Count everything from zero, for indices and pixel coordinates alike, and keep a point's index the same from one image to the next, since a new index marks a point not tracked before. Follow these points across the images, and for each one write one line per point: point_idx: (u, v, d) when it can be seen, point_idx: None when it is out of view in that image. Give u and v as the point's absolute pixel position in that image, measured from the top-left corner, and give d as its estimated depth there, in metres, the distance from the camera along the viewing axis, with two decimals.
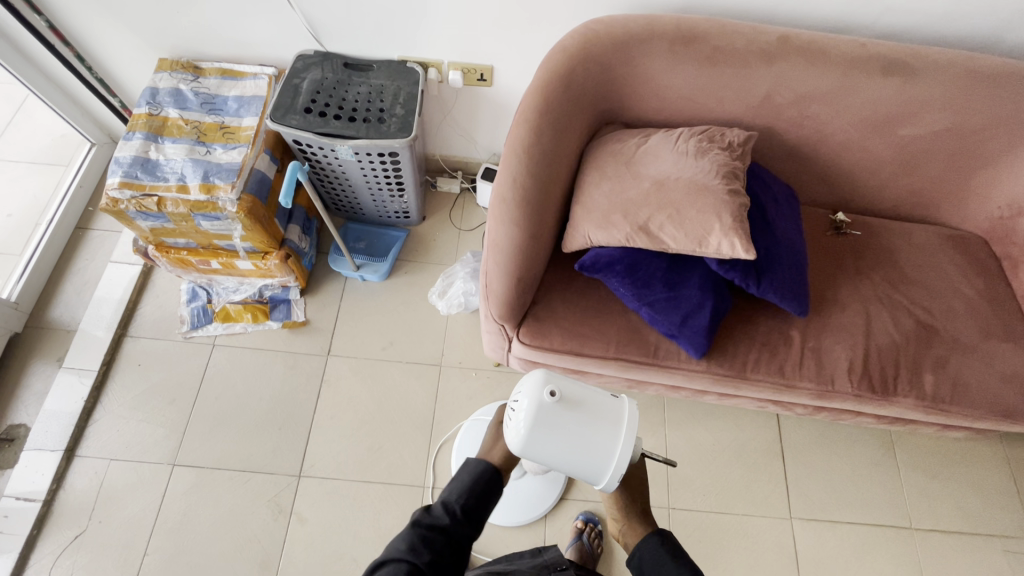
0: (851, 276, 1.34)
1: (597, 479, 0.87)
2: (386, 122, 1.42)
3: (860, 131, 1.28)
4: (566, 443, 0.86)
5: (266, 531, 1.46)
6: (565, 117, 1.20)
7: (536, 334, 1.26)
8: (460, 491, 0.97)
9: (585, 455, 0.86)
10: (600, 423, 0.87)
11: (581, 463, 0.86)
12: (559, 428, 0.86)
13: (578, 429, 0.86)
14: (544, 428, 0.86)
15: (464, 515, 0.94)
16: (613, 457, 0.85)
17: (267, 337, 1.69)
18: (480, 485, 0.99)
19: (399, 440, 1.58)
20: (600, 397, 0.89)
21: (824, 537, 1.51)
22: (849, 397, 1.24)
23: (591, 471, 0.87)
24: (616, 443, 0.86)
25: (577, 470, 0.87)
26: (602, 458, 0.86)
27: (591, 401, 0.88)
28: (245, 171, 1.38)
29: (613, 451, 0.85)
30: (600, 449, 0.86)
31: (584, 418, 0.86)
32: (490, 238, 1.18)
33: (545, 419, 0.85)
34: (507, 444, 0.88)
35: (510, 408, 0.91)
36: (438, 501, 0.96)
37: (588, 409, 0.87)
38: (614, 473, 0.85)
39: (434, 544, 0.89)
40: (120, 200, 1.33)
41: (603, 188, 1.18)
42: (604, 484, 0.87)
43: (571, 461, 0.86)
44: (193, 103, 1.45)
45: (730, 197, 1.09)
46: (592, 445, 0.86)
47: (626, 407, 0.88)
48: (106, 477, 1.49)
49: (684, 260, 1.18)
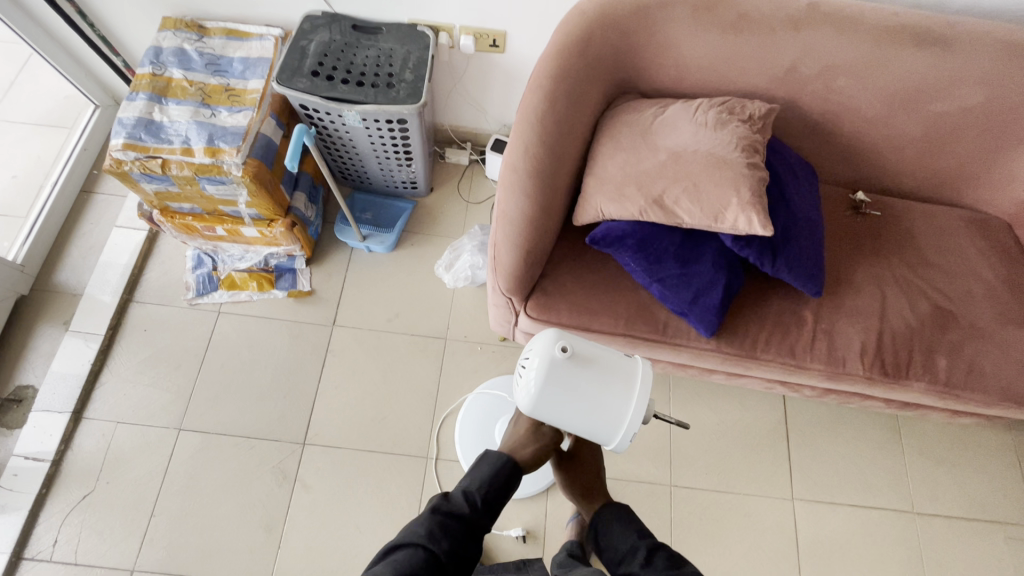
0: (868, 257, 1.31)
1: (607, 438, 0.86)
2: (395, 87, 1.38)
3: (888, 106, 1.23)
4: (577, 401, 0.85)
5: (270, 496, 1.48)
6: (580, 85, 1.16)
7: (544, 308, 1.24)
8: (480, 481, 1.06)
9: (597, 414, 0.85)
10: (613, 382, 0.85)
11: (593, 423, 0.86)
12: (571, 387, 0.84)
13: (590, 387, 0.84)
14: (557, 387, 0.84)
15: (482, 505, 1.03)
16: (624, 417, 0.84)
17: (272, 306, 1.68)
18: (500, 478, 1.07)
19: (403, 412, 1.59)
20: (613, 356, 0.87)
21: (825, 518, 1.51)
22: (859, 379, 1.22)
23: (603, 430, 0.86)
24: (629, 402, 0.85)
25: (588, 428, 0.86)
26: (613, 416, 0.85)
27: (604, 359, 0.86)
28: (250, 135, 1.34)
29: (626, 410, 0.84)
30: (612, 407, 0.85)
31: (597, 377, 0.85)
32: (499, 209, 1.15)
33: (556, 377, 0.84)
34: (518, 403, 0.87)
35: (521, 366, 0.89)
36: (458, 491, 1.04)
37: (601, 368, 0.85)
38: (626, 434, 0.85)
39: (452, 532, 0.97)
40: (124, 162, 1.30)
41: (617, 159, 1.14)
42: (614, 444, 0.86)
43: (582, 419, 0.86)
44: (198, 64, 1.42)
45: (749, 170, 1.06)
46: (605, 404, 0.85)
47: (639, 366, 0.87)
48: (113, 439, 1.51)
49: (697, 236, 1.15)
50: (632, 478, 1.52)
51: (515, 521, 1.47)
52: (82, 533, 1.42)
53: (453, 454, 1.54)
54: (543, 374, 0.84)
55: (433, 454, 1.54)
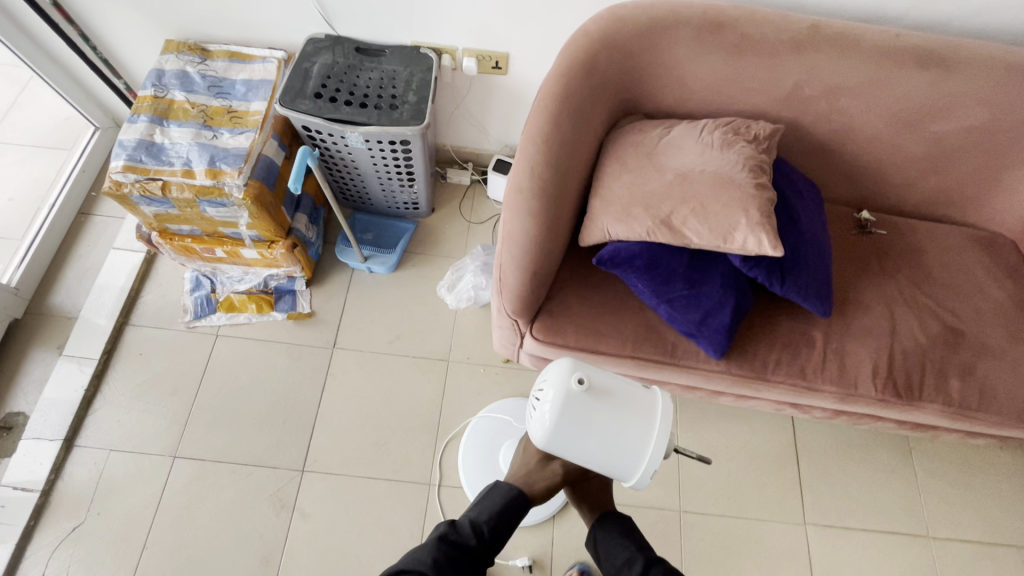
0: (876, 276, 1.30)
1: (625, 474, 0.84)
2: (398, 109, 1.38)
3: (891, 126, 1.24)
4: (594, 435, 0.82)
5: (267, 526, 1.43)
6: (585, 106, 1.16)
7: (550, 329, 1.22)
8: (489, 513, 1.03)
9: (615, 449, 0.82)
10: (632, 416, 0.82)
11: (611, 458, 0.83)
12: (588, 420, 0.82)
13: (608, 420, 0.82)
14: (573, 418, 0.82)
15: (489, 536, 1.01)
16: (645, 452, 0.82)
17: (272, 328, 1.65)
18: (509, 512, 1.04)
19: (405, 436, 1.55)
20: (631, 388, 0.85)
21: (839, 544, 1.47)
22: (872, 401, 1.20)
23: (621, 466, 0.83)
24: (648, 437, 0.82)
25: (605, 464, 0.84)
26: (631, 452, 0.82)
27: (622, 391, 0.84)
28: (253, 157, 1.33)
29: (645, 446, 0.82)
30: (631, 443, 0.82)
31: (616, 409, 0.82)
32: (505, 229, 1.14)
33: (573, 410, 0.81)
34: (531, 435, 0.85)
35: (535, 397, 0.87)
36: (467, 521, 1.02)
37: (619, 400, 0.83)
38: (644, 471, 0.82)
39: (456, 562, 0.97)
40: (123, 184, 1.29)
41: (624, 180, 1.13)
42: (632, 480, 0.83)
43: (599, 454, 0.83)
44: (200, 86, 1.41)
45: (757, 191, 1.05)
46: (623, 438, 0.82)
47: (659, 400, 0.85)
48: (106, 468, 1.46)
49: (706, 256, 1.14)
50: (640, 503, 1.48)
51: (520, 550, 1.43)
52: (71, 567, 1.36)
53: (456, 480, 1.50)
54: (559, 405, 0.81)
55: (436, 480, 1.50)
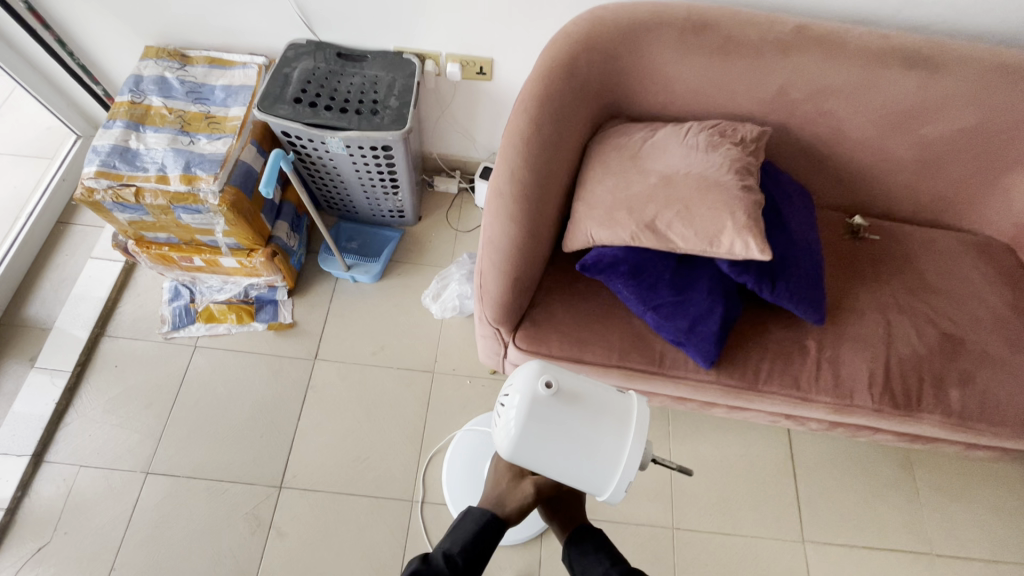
0: (870, 283, 1.26)
1: (596, 485, 0.79)
2: (379, 114, 1.35)
3: (881, 128, 1.21)
4: (562, 442, 0.77)
5: (241, 546, 1.37)
6: (567, 108, 1.13)
7: (534, 338, 1.17)
8: (461, 542, 0.98)
9: (586, 460, 0.78)
10: (602, 422, 0.78)
11: (582, 469, 0.78)
12: (555, 426, 0.77)
13: (577, 426, 0.77)
14: (540, 428, 0.77)
15: (464, 565, 0.94)
16: (618, 463, 0.77)
17: (252, 339, 1.61)
18: (482, 536, 0.99)
19: (387, 451, 1.50)
20: (603, 393, 0.80)
21: (839, 563, 1.41)
22: (869, 412, 1.15)
23: (591, 477, 0.78)
24: (620, 445, 0.78)
25: (575, 474, 0.79)
26: (602, 461, 0.77)
27: (594, 396, 0.79)
28: (229, 162, 1.30)
29: (617, 454, 0.77)
30: (602, 450, 0.77)
31: (587, 416, 0.78)
32: (485, 235, 1.10)
33: (539, 416, 0.77)
34: (496, 444, 0.80)
35: (501, 403, 0.82)
36: (437, 553, 0.96)
37: (589, 405, 0.78)
38: (616, 481, 0.77)
39: None
40: (96, 190, 1.26)
41: (607, 183, 1.10)
42: (603, 492, 0.79)
43: (567, 463, 0.78)
44: (179, 92, 1.39)
45: (744, 193, 1.01)
46: (593, 446, 0.77)
47: (633, 405, 0.80)
48: (75, 484, 1.41)
49: (692, 262, 1.10)
50: (631, 520, 1.43)
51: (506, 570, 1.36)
52: None
53: (439, 496, 1.45)
54: (525, 414, 0.77)
55: (419, 496, 1.44)
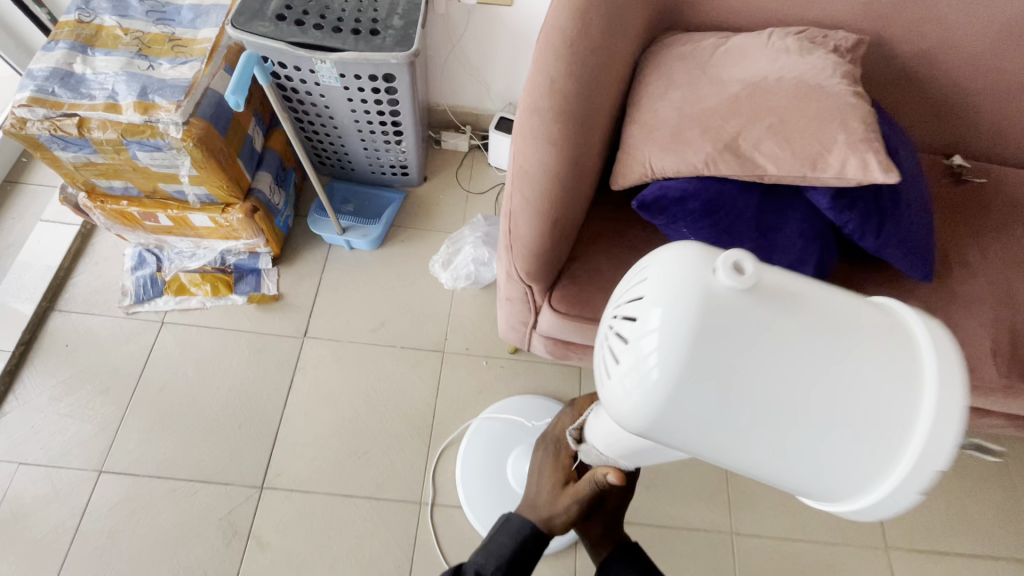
0: (980, 234, 1.04)
1: (833, 484, 0.38)
2: (381, 34, 1.12)
3: (998, 41, 0.98)
4: (764, 390, 0.38)
5: (213, 559, 1.13)
6: (618, 7, 0.90)
7: (574, 300, 0.94)
8: (499, 559, 0.79)
9: (809, 430, 0.38)
10: (842, 353, 0.38)
11: (800, 451, 0.38)
12: (744, 356, 0.38)
13: (794, 353, 0.38)
14: (700, 368, 0.39)
15: None
16: (893, 438, 0.37)
17: (230, 315, 1.37)
18: (523, 554, 0.80)
19: (391, 444, 1.26)
20: (832, 299, 0.41)
21: (930, 574, 1.19)
22: (994, 389, 0.92)
23: (827, 465, 0.38)
24: (887, 398, 0.37)
25: (789, 460, 0.38)
26: (852, 430, 0.37)
27: (818, 303, 0.40)
28: (197, 90, 1.06)
29: (885, 415, 0.37)
30: (849, 406, 0.37)
31: (814, 347, 0.38)
32: (516, 164, 0.86)
33: (709, 332, 0.39)
34: (620, 403, 0.42)
35: (615, 330, 0.46)
36: (469, 571, 0.78)
37: (810, 316, 0.39)
38: (880, 470, 0.37)
39: None
40: (29, 121, 1.01)
41: (671, 98, 0.87)
42: (848, 495, 0.38)
43: (775, 435, 0.38)
44: (137, 11, 1.15)
45: (855, 102, 0.78)
46: (831, 398, 0.37)
47: (896, 327, 0.40)
48: (12, 485, 1.16)
49: (779, 198, 0.87)
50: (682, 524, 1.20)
51: None
52: None
53: (453, 497, 1.21)
54: (679, 343, 0.39)
55: (428, 498, 1.21)
